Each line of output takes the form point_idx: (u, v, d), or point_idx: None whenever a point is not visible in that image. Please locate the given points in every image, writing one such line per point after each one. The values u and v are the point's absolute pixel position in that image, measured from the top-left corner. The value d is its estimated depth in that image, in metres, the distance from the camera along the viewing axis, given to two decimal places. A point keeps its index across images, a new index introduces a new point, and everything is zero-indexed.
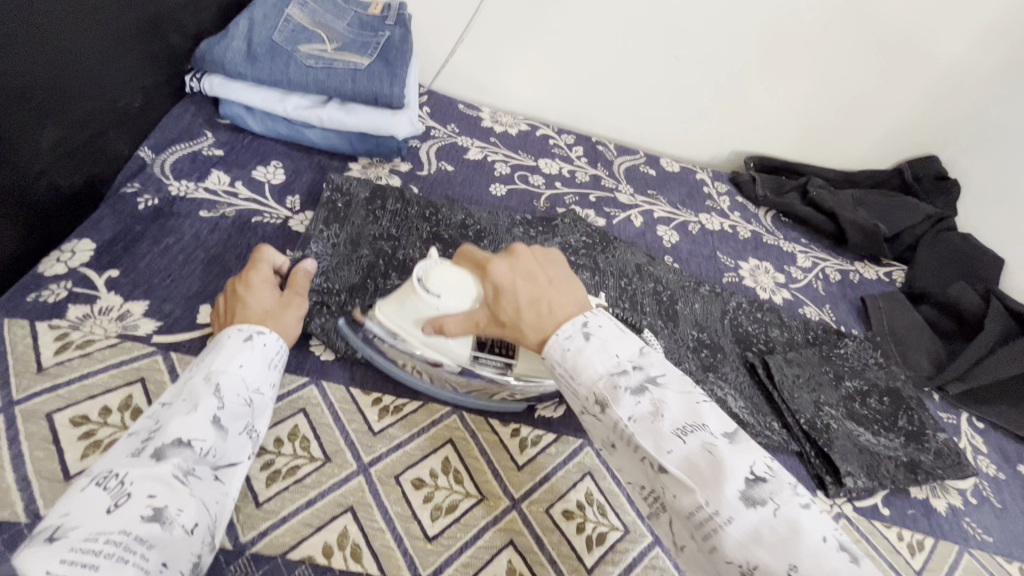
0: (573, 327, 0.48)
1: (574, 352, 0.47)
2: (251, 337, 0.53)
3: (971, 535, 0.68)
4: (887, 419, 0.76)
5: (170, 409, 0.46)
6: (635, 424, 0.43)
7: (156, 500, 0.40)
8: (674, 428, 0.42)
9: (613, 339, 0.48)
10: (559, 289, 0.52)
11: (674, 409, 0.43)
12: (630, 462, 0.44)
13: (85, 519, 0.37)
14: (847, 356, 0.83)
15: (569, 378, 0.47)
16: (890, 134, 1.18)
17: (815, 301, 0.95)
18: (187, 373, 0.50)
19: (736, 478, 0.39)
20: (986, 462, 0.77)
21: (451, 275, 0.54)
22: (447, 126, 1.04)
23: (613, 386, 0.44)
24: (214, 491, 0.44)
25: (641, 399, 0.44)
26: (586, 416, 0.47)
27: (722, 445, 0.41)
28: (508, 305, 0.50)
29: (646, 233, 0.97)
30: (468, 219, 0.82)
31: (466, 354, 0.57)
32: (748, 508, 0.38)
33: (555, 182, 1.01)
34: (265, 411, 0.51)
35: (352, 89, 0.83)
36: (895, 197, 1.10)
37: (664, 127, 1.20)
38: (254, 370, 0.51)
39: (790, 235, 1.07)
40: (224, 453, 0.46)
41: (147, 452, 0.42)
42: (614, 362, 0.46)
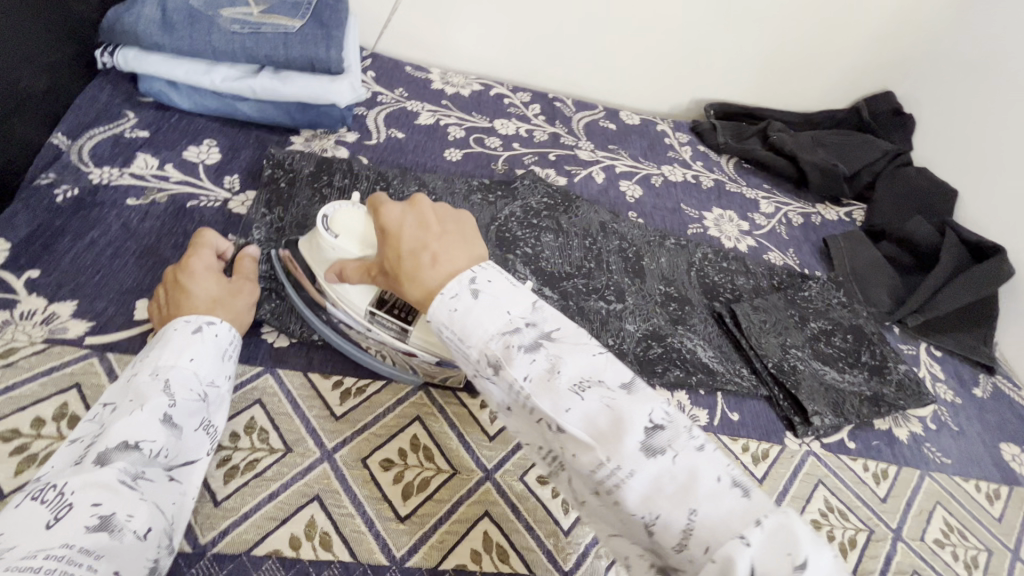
0: (459, 283, 0.45)
1: (460, 310, 0.44)
2: (200, 328, 0.50)
3: (931, 460, 0.70)
4: (851, 356, 0.77)
5: (117, 410, 0.43)
6: (528, 383, 0.41)
7: (101, 509, 0.38)
8: (570, 384, 0.41)
9: (502, 294, 0.45)
10: (448, 238, 0.48)
11: (568, 365, 0.42)
12: (526, 423, 0.43)
13: (22, 537, 0.35)
14: (812, 298, 0.84)
15: (458, 337, 0.44)
16: (849, 72, 1.17)
17: (779, 246, 0.95)
18: (130, 368, 0.47)
19: (635, 428, 0.38)
20: (944, 388, 0.79)
21: (361, 223, 0.53)
22: (395, 90, 0.99)
23: (507, 339, 0.43)
24: (173, 492, 0.42)
25: (538, 356, 0.42)
26: (479, 377, 0.45)
27: (620, 397, 0.40)
28: (392, 252, 0.48)
29: (609, 189, 0.95)
30: (422, 190, 0.79)
31: (362, 308, 0.54)
32: (645, 459, 0.37)
33: (513, 143, 0.97)
34: (222, 406, 0.49)
35: (285, 55, 0.77)
36: (854, 136, 1.10)
37: (623, 80, 1.16)
38: (208, 362, 0.48)
39: (752, 182, 1.07)
40: (178, 452, 0.44)
41: (89, 457, 0.40)
42: (505, 317, 0.44)
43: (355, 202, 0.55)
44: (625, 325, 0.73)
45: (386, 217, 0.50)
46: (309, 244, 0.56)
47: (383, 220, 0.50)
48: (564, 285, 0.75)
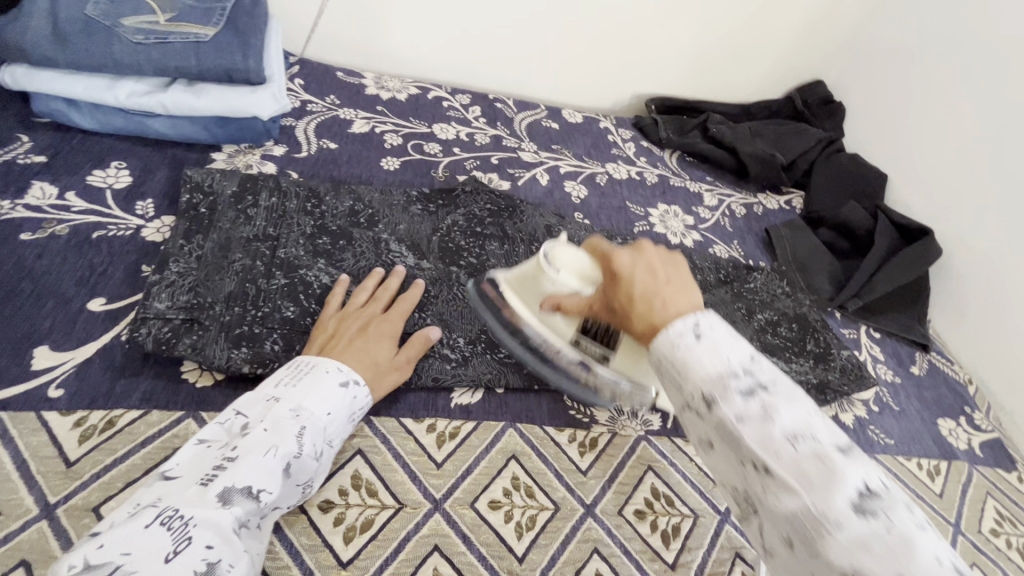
0: (685, 323, 0.42)
1: (683, 348, 0.41)
2: (347, 384, 0.52)
3: (876, 442, 0.72)
4: (797, 345, 0.79)
5: (254, 439, 0.45)
6: (741, 426, 0.37)
7: (211, 554, 0.38)
8: (785, 434, 0.36)
9: (726, 342, 0.41)
10: (676, 288, 0.46)
11: (785, 415, 0.37)
12: (727, 464, 0.39)
13: (144, 564, 0.36)
14: (757, 289, 0.85)
15: (677, 369, 0.41)
16: (781, 62, 1.19)
17: (723, 238, 0.96)
18: (277, 394, 0.49)
19: (848, 488, 0.33)
20: (884, 369, 0.82)
21: (585, 258, 0.54)
22: (326, 97, 0.94)
23: (724, 374, 0.40)
24: (257, 543, 0.43)
25: (752, 400, 0.38)
26: (686, 411, 0.42)
27: (839, 457, 0.35)
28: (624, 293, 0.47)
29: (554, 191, 0.93)
30: (357, 203, 0.76)
31: (569, 336, 0.56)
32: (861, 521, 0.32)
33: (454, 147, 0.94)
34: (329, 463, 0.50)
35: (198, 67, 0.73)
36: (789, 125, 1.13)
37: (564, 77, 1.15)
38: (339, 422, 0.50)
39: (696, 175, 1.07)
40: (279, 501, 0.45)
41: (216, 492, 0.41)
42: (723, 361, 0.40)
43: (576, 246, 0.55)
44: None
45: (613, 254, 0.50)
46: (521, 281, 0.59)
47: (617, 265, 0.49)
48: None
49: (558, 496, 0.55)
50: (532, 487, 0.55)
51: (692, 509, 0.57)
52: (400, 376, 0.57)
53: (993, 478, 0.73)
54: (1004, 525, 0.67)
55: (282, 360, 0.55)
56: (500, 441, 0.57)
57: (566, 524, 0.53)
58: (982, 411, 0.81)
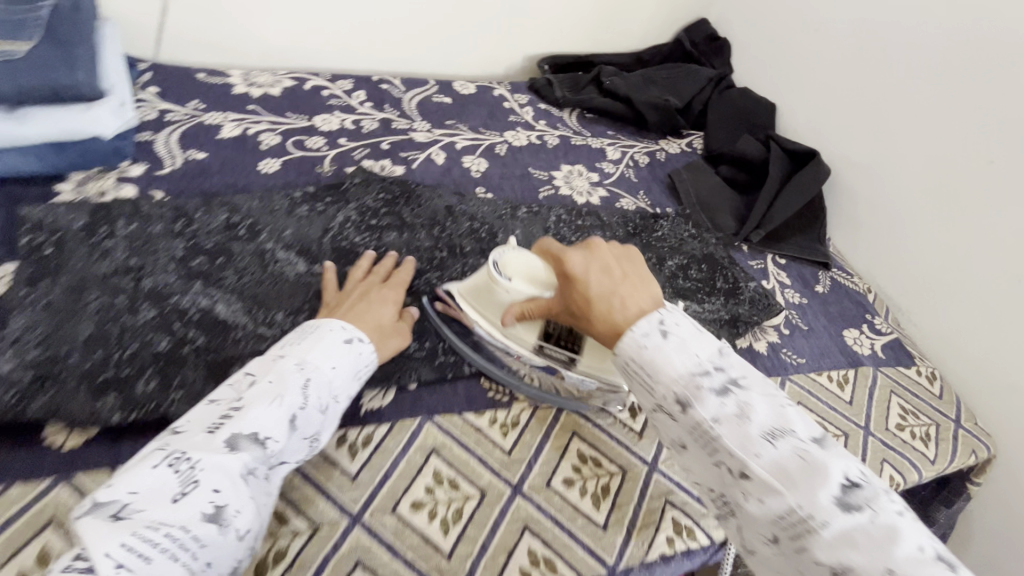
0: (650, 323, 0.45)
1: (654, 351, 0.43)
2: (352, 341, 0.54)
3: (789, 364, 0.75)
4: (708, 284, 0.80)
5: (258, 389, 0.46)
6: (720, 428, 0.40)
7: (218, 498, 0.39)
8: (763, 432, 0.39)
9: (693, 339, 0.44)
10: (635, 285, 0.48)
11: (760, 412, 0.40)
12: (703, 465, 0.41)
13: (151, 504, 0.37)
14: (665, 236, 0.86)
15: (645, 374, 0.44)
16: (668, 4, 1.18)
17: (629, 191, 0.96)
18: (282, 352, 0.51)
19: (832, 483, 0.36)
20: (791, 292, 0.85)
21: (529, 259, 0.57)
22: (186, 103, 0.86)
23: (695, 380, 0.42)
24: (263, 492, 0.44)
25: (726, 400, 0.41)
26: (657, 413, 0.44)
27: (815, 450, 0.38)
28: (581, 296, 0.49)
29: (452, 168, 0.90)
30: (234, 215, 0.70)
31: (533, 342, 0.58)
32: (840, 514, 0.35)
33: (339, 139, 0.89)
34: (333, 420, 0.51)
35: (15, 88, 0.63)
36: (679, 68, 1.13)
37: (450, 46, 1.09)
38: (343, 377, 0.51)
39: (596, 131, 1.07)
40: (282, 455, 0.46)
41: (221, 439, 0.41)
42: (695, 361, 0.42)
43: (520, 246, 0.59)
44: None
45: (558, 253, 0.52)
46: (476, 292, 0.60)
47: (571, 267, 0.50)
48: (416, 284, 0.70)
49: (483, 482, 0.54)
50: (456, 478, 0.54)
51: (619, 466, 0.58)
52: (401, 340, 0.60)
53: (895, 377, 0.78)
54: (909, 418, 0.72)
55: (159, 400, 0.51)
56: (417, 439, 0.56)
57: (493, 508, 0.52)
58: (882, 316, 0.86)
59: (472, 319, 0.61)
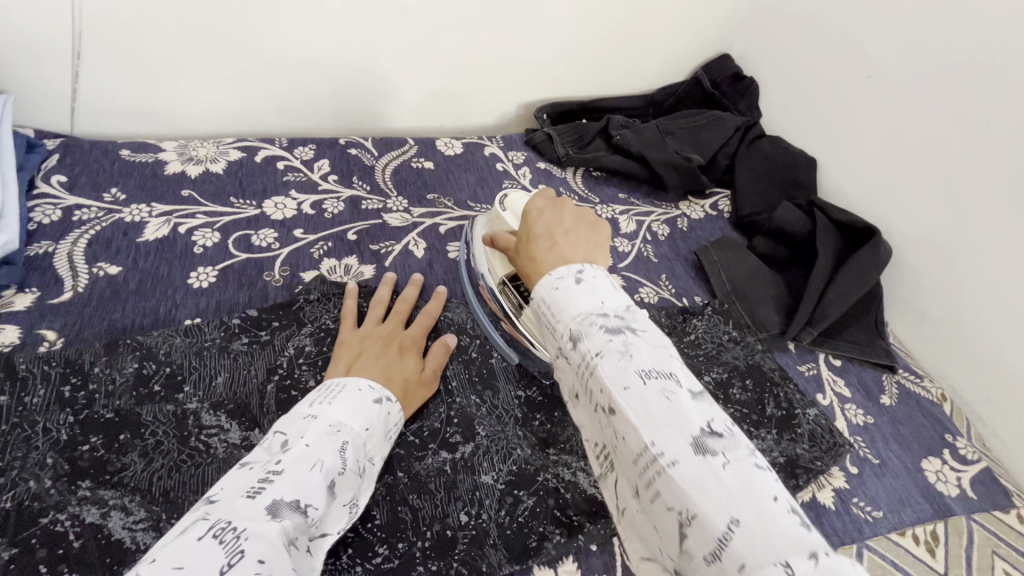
0: (569, 269, 0.40)
1: (563, 291, 0.39)
2: (379, 398, 0.50)
3: (862, 520, 0.60)
4: (756, 412, 0.65)
5: (295, 453, 0.41)
6: (601, 363, 0.35)
7: (267, 568, 0.32)
8: (638, 369, 0.34)
9: (605, 289, 0.39)
10: (580, 242, 0.44)
11: (644, 354, 0.35)
12: (588, 415, 0.37)
13: (197, 574, 0.30)
14: (699, 343, 0.71)
15: (551, 315, 0.39)
16: (685, 39, 1.02)
17: (649, 275, 0.80)
18: (309, 410, 0.46)
19: (689, 425, 0.32)
20: (853, 410, 0.70)
21: None
22: (105, 192, 0.70)
23: (593, 321, 0.37)
24: (307, 568, 0.38)
25: (616, 338, 0.36)
26: (559, 360, 0.39)
27: (685, 395, 0.33)
28: (527, 232, 0.48)
29: (435, 262, 0.73)
30: (147, 363, 0.54)
31: (499, 276, 0.62)
32: (696, 455, 0.31)
33: (295, 229, 0.73)
34: (368, 483, 0.47)
35: None
36: (701, 115, 0.97)
37: (432, 97, 0.93)
38: (377, 438, 0.48)
39: (606, 195, 0.91)
40: (323, 524, 0.41)
41: (263, 505, 0.36)
42: (597, 303, 0.38)
43: None
44: (480, 478, 0.54)
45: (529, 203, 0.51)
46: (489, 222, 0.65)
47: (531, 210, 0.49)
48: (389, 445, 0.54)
49: None
50: None
51: None
52: (426, 394, 0.57)
53: (993, 529, 0.62)
54: None
55: None
56: None
57: None
58: (964, 436, 0.71)
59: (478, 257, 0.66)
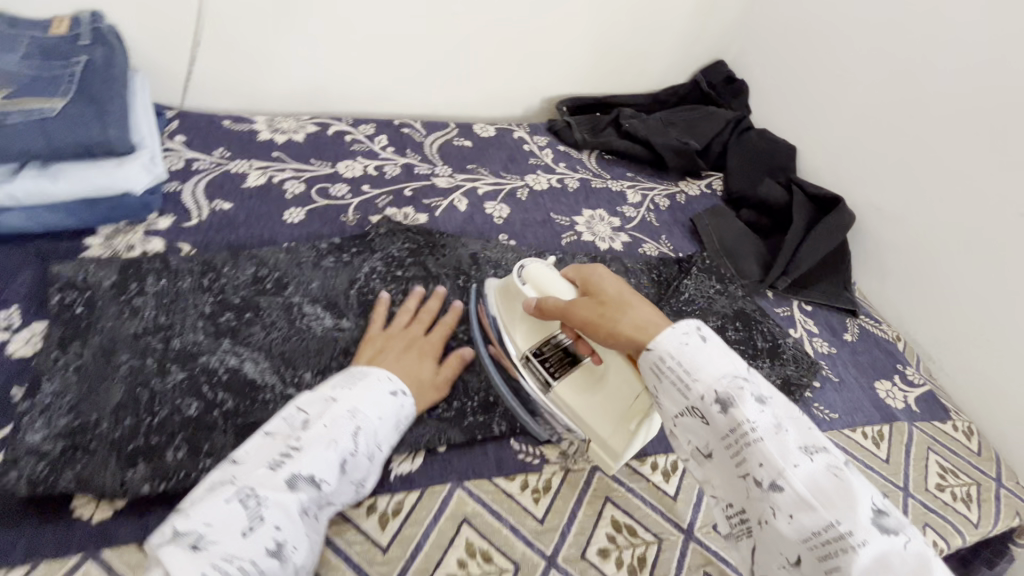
0: (688, 331, 0.51)
1: (692, 349, 0.49)
2: (396, 392, 0.56)
3: (821, 419, 0.74)
4: (749, 346, 0.79)
5: (313, 434, 0.49)
6: (759, 432, 0.45)
7: (279, 534, 0.43)
8: (796, 446, 0.44)
9: (718, 354, 0.49)
10: (650, 307, 0.56)
11: (793, 433, 0.45)
12: (728, 477, 0.46)
13: (223, 535, 0.41)
14: (690, 294, 0.84)
15: (683, 376, 0.49)
16: (685, 48, 1.19)
17: (651, 235, 0.96)
18: (334, 392, 0.53)
19: (863, 504, 0.41)
20: (819, 342, 0.84)
21: (555, 279, 0.63)
22: (214, 151, 0.87)
23: (737, 386, 0.47)
24: (317, 532, 0.47)
25: (766, 414, 0.46)
26: (684, 416, 0.49)
27: (844, 473, 0.43)
28: (606, 326, 0.55)
29: (475, 215, 0.90)
30: (261, 268, 0.70)
31: (522, 353, 0.63)
32: (861, 514, 0.40)
33: (362, 185, 0.89)
34: (381, 465, 0.54)
35: (49, 146, 0.65)
36: (698, 110, 1.14)
37: (470, 90, 1.11)
38: (386, 428, 0.54)
39: (616, 173, 1.07)
40: (333, 496, 0.49)
41: (282, 479, 0.46)
42: (731, 367, 0.48)
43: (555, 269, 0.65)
44: None
45: (585, 273, 0.61)
46: (504, 293, 0.66)
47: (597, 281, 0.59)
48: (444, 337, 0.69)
49: (517, 555, 0.53)
50: (489, 550, 0.53)
51: (655, 534, 0.57)
52: (431, 358, 0.64)
53: (931, 433, 0.76)
54: (948, 477, 0.71)
55: (189, 469, 0.50)
56: (448, 507, 0.55)
57: None
58: (913, 366, 0.85)
59: (494, 319, 0.66)
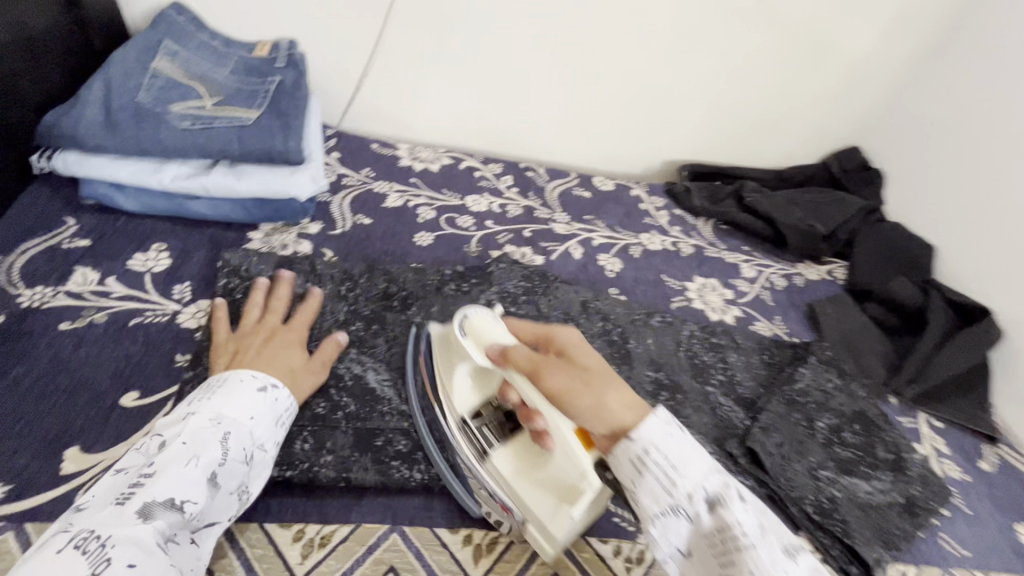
0: (654, 429, 0.44)
1: (676, 443, 0.44)
2: (265, 388, 0.54)
3: (949, 554, 0.66)
4: (868, 454, 0.73)
5: (169, 454, 0.46)
6: (734, 516, 0.40)
7: (137, 569, 0.39)
8: (755, 526, 0.41)
9: (693, 459, 0.43)
10: (606, 384, 0.48)
11: (732, 484, 0.43)
12: (703, 556, 0.42)
13: None
14: (806, 390, 0.78)
15: (634, 443, 0.44)
16: (820, 131, 1.17)
17: (765, 314, 0.92)
18: (188, 408, 0.50)
19: (783, 540, 0.40)
20: (950, 465, 0.76)
21: (496, 328, 0.56)
22: (361, 170, 0.96)
23: (663, 412, 0.45)
24: (186, 557, 0.44)
25: (742, 505, 0.41)
26: (624, 444, 0.45)
27: (770, 521, 0.42)
28: (583, 411, 0.48)
29: (588, 265, 0.91)
30: (391, 284, 0.74)
31: (460, 417, 0.58)
32: (796, 565, 0.40)
33: (486, 220, 0.94)
34: (263, 469, 0.51)
35: (240, 149, 0.74)
36: (828, 194, 1.10)
37: (596, 144, 1.14)
38: (263, 427, 0.51)
39: (731, 245, 1.05)
40: (211, 514, 0.46)
41: (134, 509, 0.42)
42: (704, 477, 0.42)
43: (495, 315, 0.58)
44: None
45: (548, 331, 0.54)
46: (445, 350, 0.59)
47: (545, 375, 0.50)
48: None
49: None
50: None
51: None
52: (315, 378, 0.60)
53: None
54: None
55: (311, 461, 0.55)
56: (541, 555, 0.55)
57: None
58: None
59: (434, 380, 0.60)
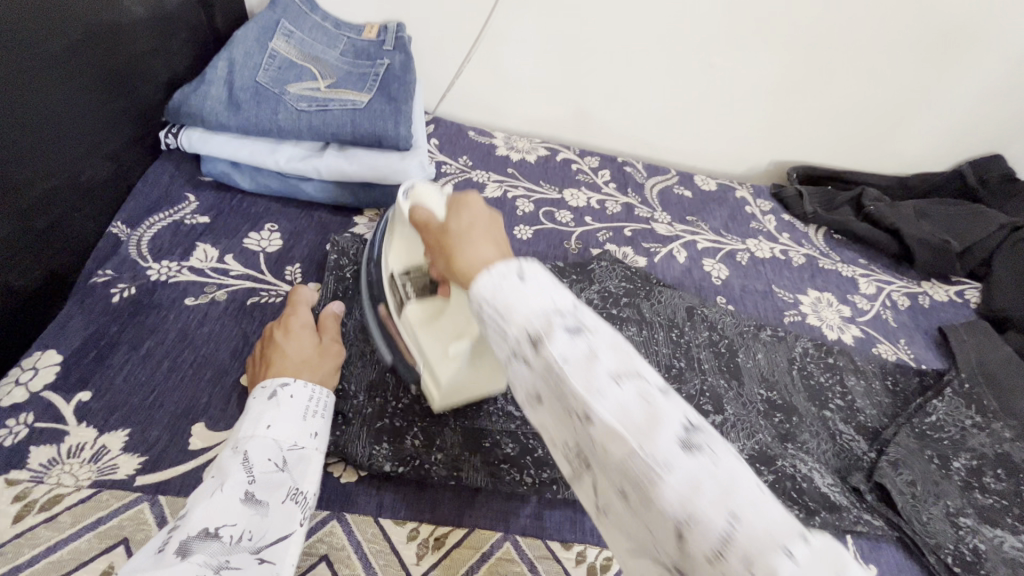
0: (502, 272, 0.35)
1: (505, 290, 0.34)
2: (275, 392, 0.49)
3: None
4: (1016, 505, 0.64)
5: (199, 491, 0.41)
6: (568, 368, 0.30)
7: None
8: (611, 374, 0.30)
9: (540, 291, 0.33)
10: (482, 240, 0.39)
11: (611, 356, 0.31)
12: (558, 422, 0.32)
13: None
14: (941, 424, 0.70)
15: (500, 319, 0.34)
16: (955, 136, 1.05)
17: (887, 335, 0.84)
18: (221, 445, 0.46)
19: (671, 427, 0.28)
20: None
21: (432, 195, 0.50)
22: (459, 158, 0.94)
23: (547, 322, 0.32)
24: None
25: (579, 341, 0.31)
26: (512, 363, 0.34)
27: (659, 395, 0.29)
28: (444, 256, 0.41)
29: (692, 270, 0.86)
30: None
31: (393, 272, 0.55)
32: (687, 459, 0.27)
33: (585, 216, 0.90)
34: (311, 468, 0.46)
35: (352, 131, 0.73)
36: (964, 207, 0.99)
37: (698, 141, 1.07)
38: (285, 428, 0.46)
39: (847, 256, 0.96)
40: (267, 532, 0.41)
41: (170, 549, 0.37)
42: (544, 308, 0.33)
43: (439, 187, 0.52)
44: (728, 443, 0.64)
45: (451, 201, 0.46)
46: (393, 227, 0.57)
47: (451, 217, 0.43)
48: None
49: None
50: None
51: None
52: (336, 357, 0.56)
53: None
54: None
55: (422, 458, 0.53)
56: None
57: None
58: None
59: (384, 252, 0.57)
